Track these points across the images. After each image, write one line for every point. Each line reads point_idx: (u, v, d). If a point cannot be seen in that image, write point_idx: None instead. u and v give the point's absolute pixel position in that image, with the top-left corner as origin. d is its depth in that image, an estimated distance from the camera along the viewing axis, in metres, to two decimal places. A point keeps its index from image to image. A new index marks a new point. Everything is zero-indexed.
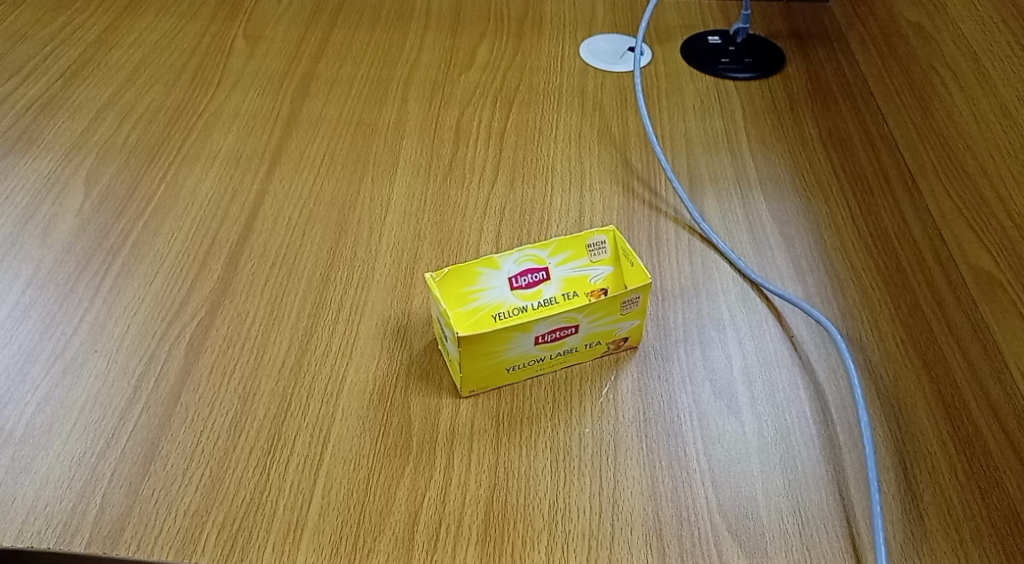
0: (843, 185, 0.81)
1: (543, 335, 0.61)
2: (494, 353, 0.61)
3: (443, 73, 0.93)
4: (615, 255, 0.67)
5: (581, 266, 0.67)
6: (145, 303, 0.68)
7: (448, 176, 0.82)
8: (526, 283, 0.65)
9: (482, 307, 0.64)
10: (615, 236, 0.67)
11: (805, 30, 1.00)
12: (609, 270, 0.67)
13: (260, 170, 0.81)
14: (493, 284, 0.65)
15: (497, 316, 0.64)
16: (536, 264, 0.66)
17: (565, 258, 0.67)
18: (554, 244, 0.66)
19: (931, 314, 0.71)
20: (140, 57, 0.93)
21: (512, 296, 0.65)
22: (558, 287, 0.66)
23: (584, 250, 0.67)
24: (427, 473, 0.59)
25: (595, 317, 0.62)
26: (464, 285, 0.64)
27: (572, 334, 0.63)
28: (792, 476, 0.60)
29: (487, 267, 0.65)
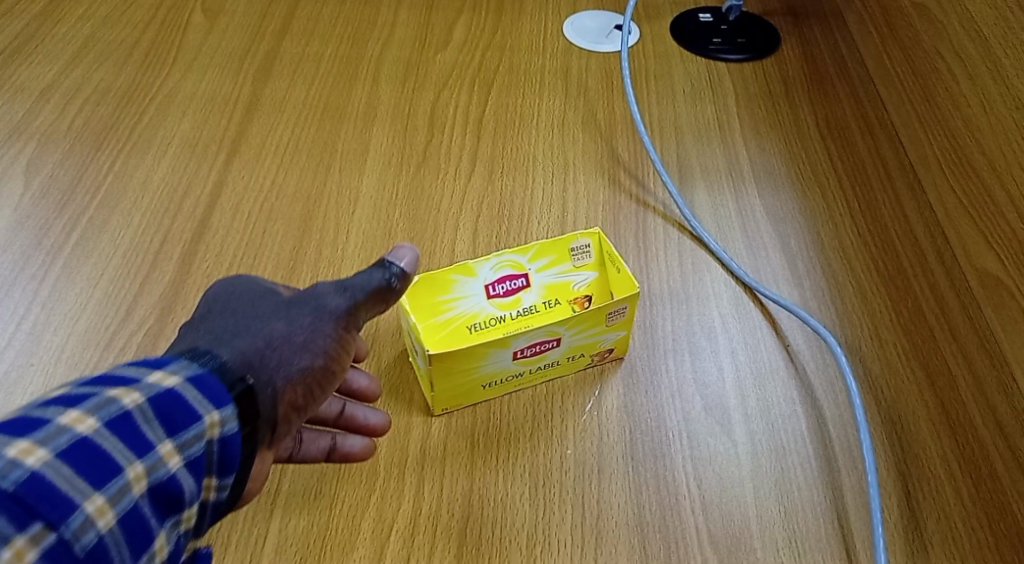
0: (841, 178, 0.77)
1: (521, 350, 0.56)
2: (468, 371, 0.56)
3: (418, 52, 0.87)
4: (600, 260, 0.62)
5: (563, 271, 0.62)
6: (88, 309, 0.63)
7: (422, 167, 0.76)
8: (503, 291, 0.61)
9: (456, 317, 0.59)
10: (600, 239, 0.62)
11: (801, 6, 0.94)
12: (594, 275, 0.63)
13: (217, 159, 0.75)
14: (468, 293, 0.60)
15: (472, 328, 0.59)
16: (515, 270, 0.61)
17: (546, 264, 0.62)
18: (534, 249, 0.62)
19: (933, 319, 0.66)
20: (89, 32, 0.86)
21: (488, 305, 0.60)
22: (538, 294, 0.62)
23: (567, 254, 0.62)
24: (395, 503, 0.54)
25: (578, 329, 0.58)
26: (436, 295, 0.59)
27: (554, 348, 0.58)
28: (788, 502, 0.56)
29: (462, 275, 0.60)
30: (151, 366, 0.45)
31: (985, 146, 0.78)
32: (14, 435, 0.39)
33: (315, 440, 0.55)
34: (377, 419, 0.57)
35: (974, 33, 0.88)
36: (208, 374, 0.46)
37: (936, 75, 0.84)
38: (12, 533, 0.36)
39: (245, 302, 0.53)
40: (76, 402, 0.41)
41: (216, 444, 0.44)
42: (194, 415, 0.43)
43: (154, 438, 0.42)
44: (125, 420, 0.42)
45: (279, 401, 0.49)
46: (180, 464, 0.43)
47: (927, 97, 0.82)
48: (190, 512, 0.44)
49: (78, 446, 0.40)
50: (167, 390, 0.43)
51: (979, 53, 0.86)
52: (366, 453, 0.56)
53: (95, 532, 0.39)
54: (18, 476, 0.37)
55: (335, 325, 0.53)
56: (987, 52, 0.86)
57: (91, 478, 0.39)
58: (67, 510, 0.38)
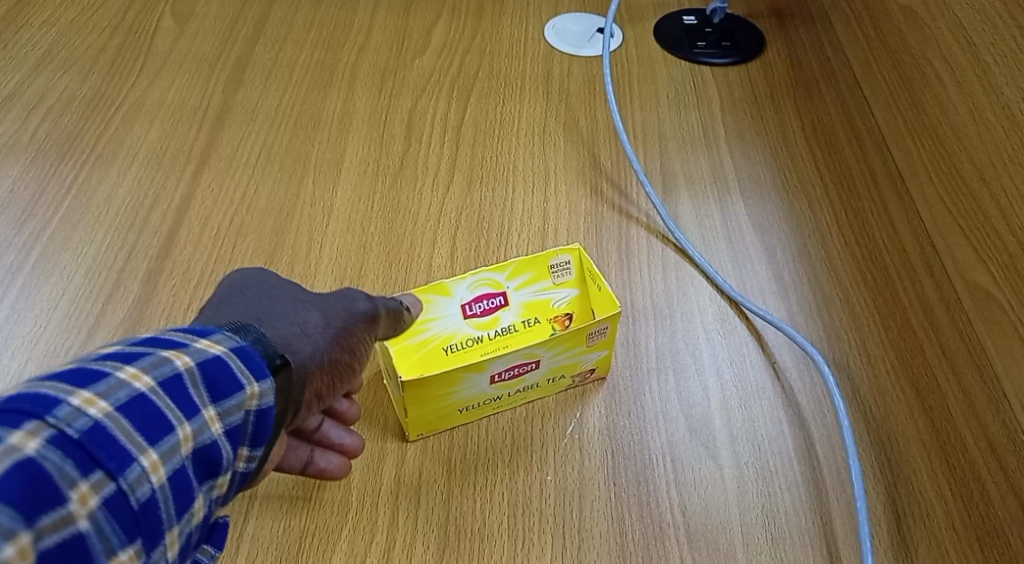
0: (828, 187, 0.75)
1: (499, 373, 0.55)
2: (444, 396, 0.54)
3: (396, 57, 0.84)
4: (580, 276, 0.61)
5: (543, 289, 0.61)
6: (47, 331, 0.61)
7: (399, 177, 0.74)
8: (480, 310, 0.60)
9: (431, 339, 0.58)
10: (581, 255, 0.61)
11: (786, 8, 0.92)
12: (575, 292, 0.61)
13: (186, 171, 0.73)
14: (444, 312, 0.59)
15: (448, 350, 0.58)
16: (493, 289, 0.60)
17: (525, 281, 0.61)
18: (512, 267, 0.61)
19: (923, 334, 0.65)
20: (53, 38, 0.84)
21: (465, 325, 0.59)
22: (517, 313, 0.61)
23: (546, 271, 0.61)
24: (368, 535, 0.53)
25: (558, 351, 0.56)
26: (411, 314, 0.58)
27: (533, 370, 0.56)
28: (776, 530, 0.55)
29: (437, 294, 0.59)
30: (194, 331, 0.41)
31: (974, 156, 0.76)
32: (73, 382, 0.35)
33: (294, 450, 0.52)
34: (352, 438, 0.54)
35: (963, 37, 0.86)
36: (250, 346, 0.42)
37: (924, 81, 0.82)
38: (77, 478, 0.33)
39: (275, 287, 0.49)
40: (129, 359, 0.38)
41: (254, 416, 0.40)
42: (237, 384, 0.39)
43: (200, 402, 0.38)
44: (176, 382, 0.38)
45: (307, 387, 0.45)
46: (220, 431, 0.39)
47: (915, 104, 0.80)
48: (224, 480, 0.40)
49: (137, 401, 0.36)
50: (214, 356, 0.39)
51: (967, 59, 0.84)
52: (342, 472, 0.54)
53: (151, 487, 0.35)
54: (81, 423, 0.34)
55: (363, 325, 0.49)
56: (976, 57, 0.84)
57: (149, 432, 0.36)
58: (127, 461, 0.34)
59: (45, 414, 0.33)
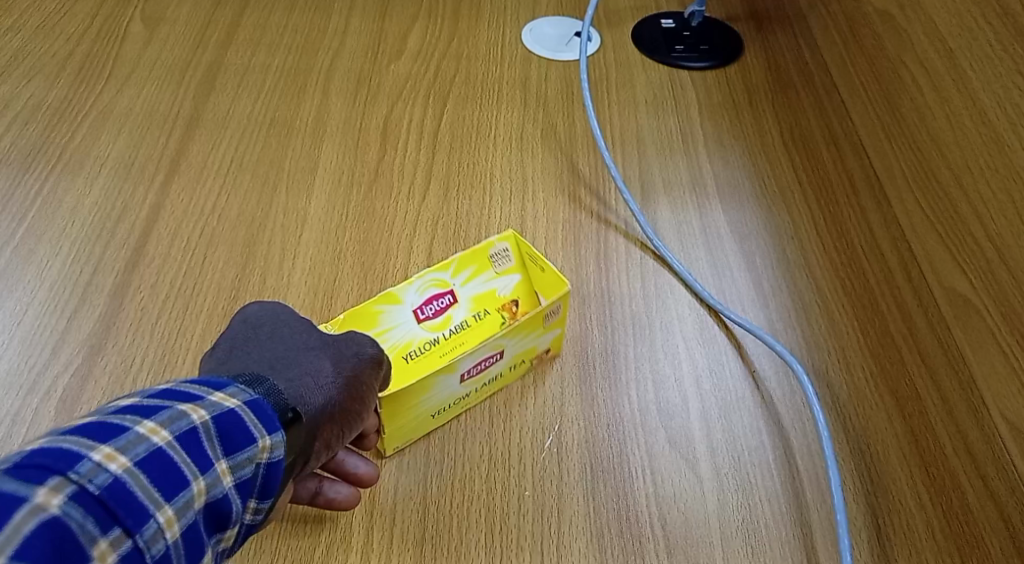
0: (806, 193, 0.74)
1: (468, 370, 0.56)
2: (418, 404, 0.55)
3: (371, 62, 0.83)
4: (520, 261, 0.64)
5: (487, 279, 0.64)
6: (11, 347, 0.60)
7: (374, 185, 0.72)
8: (432, 312, 0.61)
9: (391, 349, 0.60)
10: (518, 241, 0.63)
11: (764, 11, 0.91)
12: (518, 278, 0.64)
13: (155, 180, 0.71)
14: (397, 321, 0.60)
15: (408, 357, 0.60)
16: (441, 288, 0.62)
17: (470, 275, 0.63)
18: (455, 264, 0.62)
19: (902, 341, 0.64)
20: (19, 44, 0.82)
21: (420, 329, 0.61)
22: (467, 308, 0.62)
23: (488, 262, 0.64)
24: (341, 554, 0.52)
25: (518, 338, 0.57)
26: (365, 330, 0.59)
27: (497, 361, 0.58)
28: (756, 543, 0.54)
29: (388, 304, 0.60)
30: (209, 383, 0.42)
31: (952, 161, 0.75)
32: (95, 437, 0.36)
33: (303, 481, 0.52)
34: (365, 468, 0.53)
35: (940, 41, 0.86)
36: (262, 399, 0.43)
37: (901, 85, 0.82)
38: (98, 535, 0.34)
39: (287, 333, 0.50)
40: (147, 413, 0.38)
41: (263, 468, 0.41)
42: (249, 438, 0.40)
43: (214, 456, 0.39)
44: (192, 436, 0.39)
45: (319, 438, 0.47)
46: (231, 484, 0.40)
47: (892, 108, 0.80)
48: (229, 532, 0.41)
49: (155, 456, 0.37)
50: (229, 410, 0.40)
51: (944, 62, 0.84)
52: (351, 502, 0.53)
53: (164, 542, 0.36)
54: (102, 479, 0.35)
55: (372, 370, 0.50)
56: (952, 62, 0.84)
57: (165, 487, 0.37)
58: (144, 518, 0.36)
59: (67, 470, 0.34)
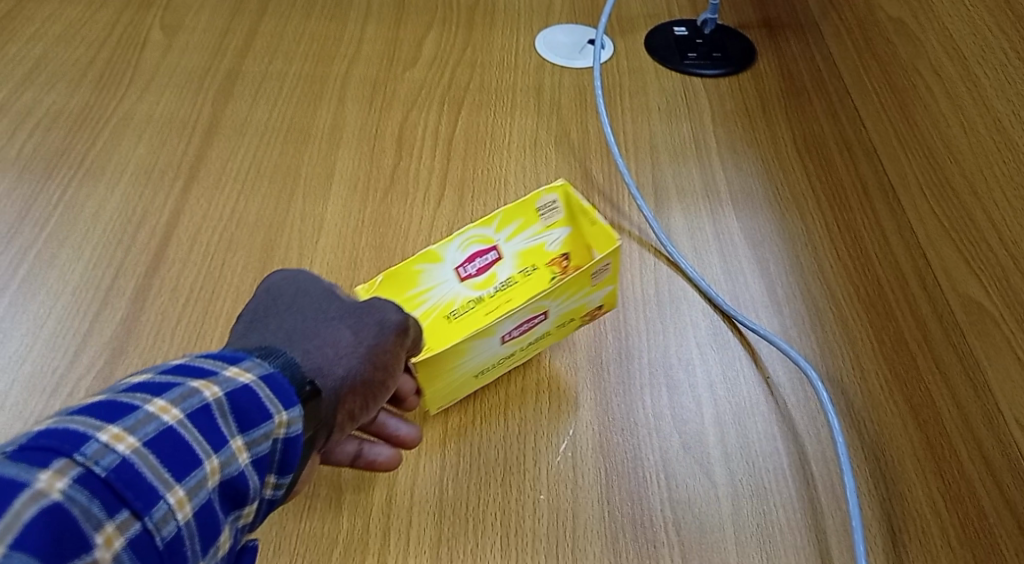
0: (819, 200, 0.75)
1: (509, 332, 0.56)
2: (458, 366, 0.56)
3: (386, 70, 0.84)
4: (569, 214, 0.63)
5: (534, 234, 0.63)
6: (35, 349, 0.61)
7: (390, 191, 0.73)
8: (476, 270, 0.62)
9: (433, 308, 0.61)
10: (567, 191, 0.62)
11: (776, 19, 0.92)
12: (566, 231, 0.63)
13: (175, 186, 0.72)
14: (440, 280, 0.61)
15: (451, 315, 0.61)
16: (484, 245, 0.62)
17: (515, 231, 0.63)
18: (499, 220, 0.62)
19: (917, 348, 0.64)
20: (41, 52, 0.83)
21: (463, 288, 0.62)
22: (512, 265, 0.63)
23: (534, 216, 0.63)
24: (359, 555, 0.53)
25: (563, 299, 0.57)
26: (407, 289, 0.60)
27: (542, 322, 0.57)
28: (770, 548, 0.55)
29: (429, 263, 0.60)
30: (224, 358, 0.43)
31: (966, 169, 0.75)
32: (104, 417, 0.37)
33: (344, 443, 0.54)
34: (408, 429, 0.56)
35: (953, 49, 0.86)
36: (278, 372, 0.44)
37: (914, 93, 0.82)
38: (104, 519, 0.35)
39: (307, 302, 0.51)
40: (159, 391, 0.40)
41: (282, 444, 0.42)
42: (265, 414, 0.41)
43: (229, 433, 0.40)
44: (204, 413, 0.40)
45: (340, 409, 0.48)
46: (247, 461, 0.41)
47: (906, 115, 0.80)
48: (249, 509, 0.42)
49: (164, 435, 0.38)
50: (244, 386, 0.41)
51: (958, 70, 0.84)
52: (393, 463, 0.55)
53: (176, 524, 0.37)
54: (109, 460, 0.36)
55: (395, 339, 0.51)
56: (966, 70, 0.84)
57: (175, 468, 0.38)
58: (152, 499, 0.36)
59: (73, 453, 0.35)
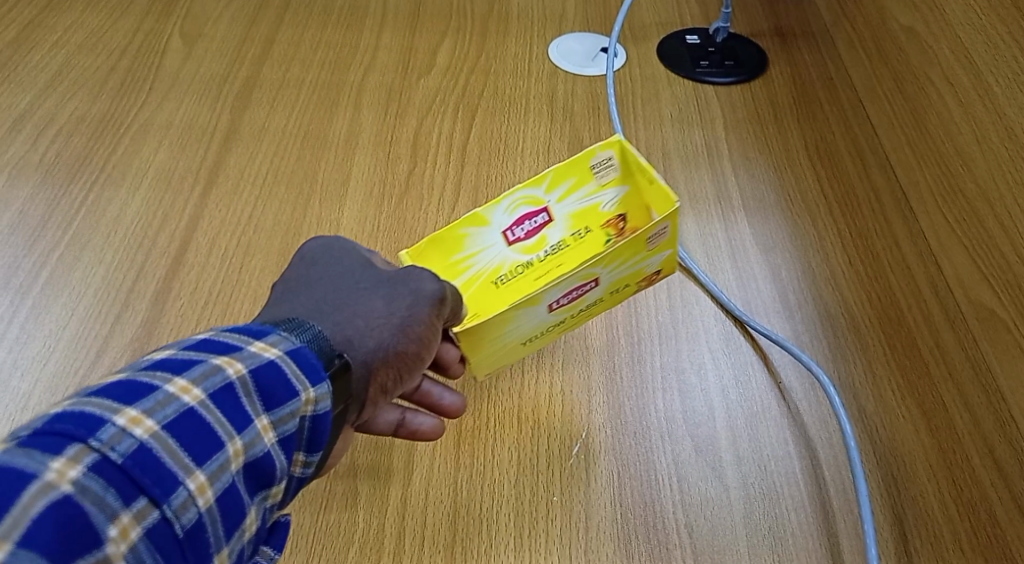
0: (831, 206, 0.75)
1: (557, 301, 0.55)
2: (505, 333, 0.55)
3: (401, 77, 0.85)
4: (625, 170, 0.62)
5: (588, 194, 0.63)
6: (57, 350, 0.62)
7: (405, 197, 0.74)
8: (525, 233, 0.62)
9: (481, 273, 0.61)
10: (623, 146, 0.61)
11: (789, 27, 0.93)
12: (622, 191, 0.63)
13: (193, 192, 0.73)
14: (487, 244, 0.61)
15: (499, 280, 0.61)
16: (535, 207, 0.62)
17: (567, 191, 0.62)
18: (549, 180, 0.61)
19: (929, 354, 0.65)
20: (63, 59, 0.84)
21: (511, 252, 0.61)
22: (564, 227, 0.63)
23: (588, 174, 0.62)
24: (374, 555, 0.54)
25: (614, 266, 0.55)
26: (453, 254, 0.60)
27: (593, 289, 0.56)
28: (782, 552, 0.55)
29: (476, 227, 0.60)
30: (250, 333, 0.42)
31: (978, 176, 0.76)
32: (123, 399, 0.36)
33: (389, 411, 0.54)
34: (451, 398, 0.57)
35: (965, 57, 0.86)
36: (306, 347, 0.43)
37: (926, 100, 0.83)
38: (119, 509, 0.34)
39: (342, 270, 0.50)
40: (180, 369, 0.39)
41: (310, 421, 0.41)
42: (291, 391, 0.40)
43: (253, 412, 0.39)
44: (227, 392, 0.39)
45: (371, 382, 0.46)
46: (274, 440, 0.40)
47: (918, 123, 0.81)
48: (277, 489, 0.41)
49: (185, 417, 0.37)
50: (269, 362, 0.40)
51: (970, 79, 0.84)
52: (435, 432, 0.56)
53: (196, 510, 0.36)
54: (126, 446, 0.35)
55: (431, 310, 0.50)
56: (978, 79, 0.84)
57: (195, 452, 0.37)
58: (171, 486, 0.35)
59: (88, 438, 0.34)
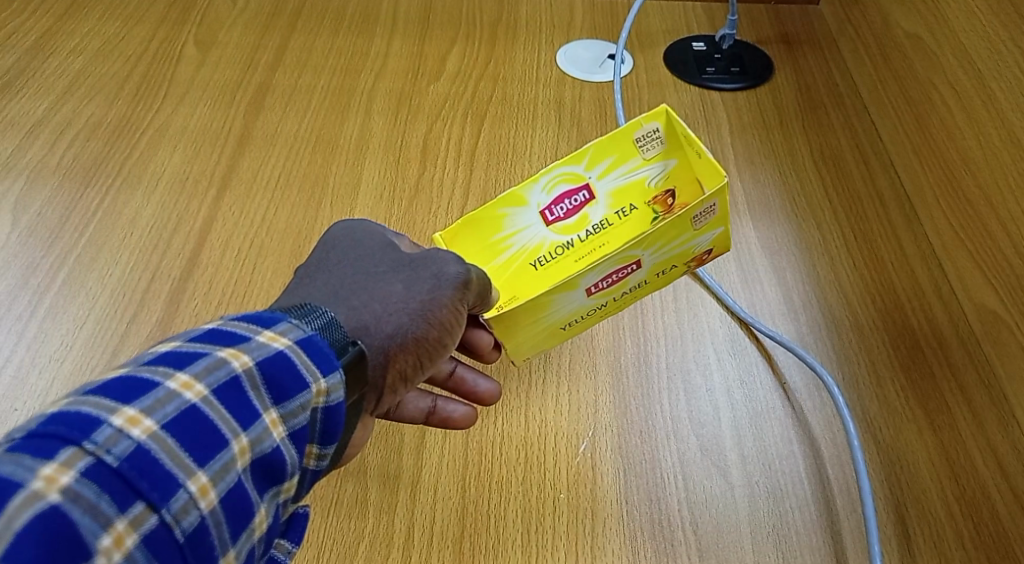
0: (836, 210, 0.76)
1: (595, 285, 0.56)
2: (543, 317, 0.57)
3: (411, 83, 0.86)
4: (671, 144, 0.63)
5: (631, 170, 0.63)
6: (74, 349, 0.63)
7: (414, 200, 0.75)
8: (565, 213, 0.63)
9: (520, 253, 0.62)
10: (669, 116, 0.62)
11: (794, 35, 0.94)
12: (668, 165, 0.63)
13: (207, 195, 0.75)
14: (526, 224, 0.62)
15: (537, 262, 0.62)
16: (576, 185, 0.63)
17: (608, 168, 0.63)
18: (590, 157, 0.62)
19: (933, 355, 0.65)
20: (80, 65, 0.86)
21: (551, 233, 0.63)
22: (606, 205, 0.63)
23: (632, 149, 0.63)
24: (384, 550, 0.55)
25: (656, 248, 0.56)
26: (492, 234, 0.62)
27: (635, 271, 0.57)
28: (787, 549, 0.56)
29: (514, 207, 0.62)
30: (259, 322, 0.41)
31: None
32: (121, 397, 0.36)
33: (421, 399, 0.58)
34: (486, 386, 0.60)
35: None
36: (317, 335, 0.42)
37: None
38: (112, 516, 0.33)
39: (361, 255, 0.51)
40: (183, 365, 0.38)
41: (322, 413, 0.41)
42: (300, 384, 0.40)
43: (261, 406, 0.39)
44: (232, 387, 0.38)
45: (388, 366, 0.47)
46: (283, 434, 0.40)
47: None
48: (289, 484, 0.41)
49: (185, 415, 0.36)
50: (276, 353, 0.40)
51: None
52: (467, 420, 0.59)
53: (198, 513, 0.35)
54: (123, 447, 0.34)
55: (453, 293, 0.50)
56: None
57: (196, 452, 0.36)
58: (169, 489, 0.34)
59: (83, 440, 0.33)
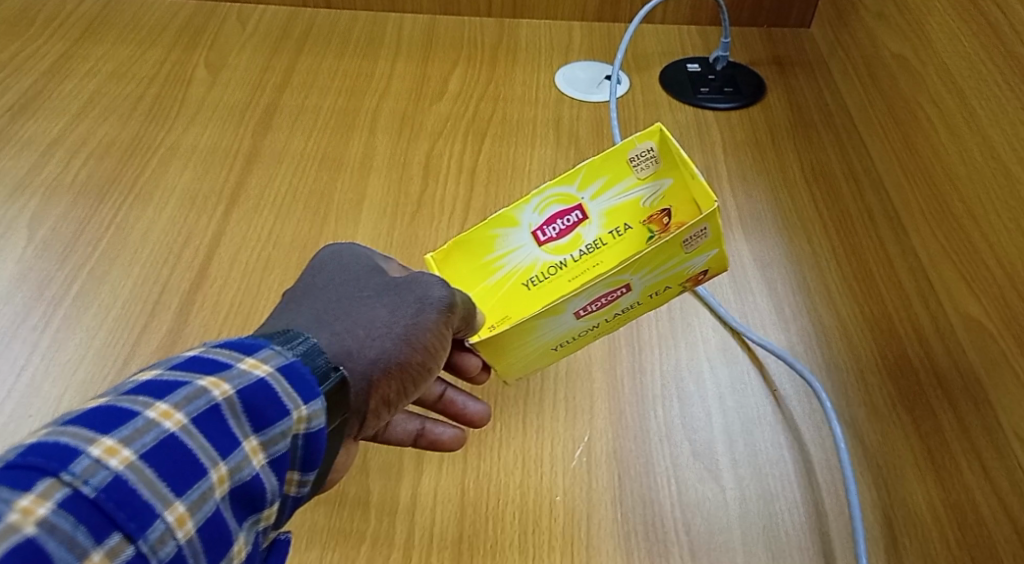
0: (826, 225, 0.78)
1: (582, 309, 0.58)
2: (532, 339, 0.59)
3: (414, 104, 0.89)
4: (666, 161, 0.64)
5: (624, 189, 0.65)
6: (87, 358, 0.66)
7: (416, 215, 0.78)
8: (557, 233, 0.65)
9: (512, 274, 0.64)
10: (663, 135, 0.63)
11: (786, 57, 0.97)
12: (663, 184, 0.64)
13: (216, 211, 0.77)
14: (517, 245, 0.64)
15: (528, 283, 0.64)
16: (568, 206, 0.65)
17: (601, 188, 0.65)
18: (582, 179, 0.65)
19: (920, 364, 0.67)
20: (95, 88, 0.89)
21: (542, 253, 0.65)
22: (599, 225, 0.65)
23: (626, 169, 0.65)
24: (385, 550, 0.57)
25: (645, 273, 0.57)
26: (483, 255, 0.64)
27: (626, 295, 0.59)
28: (777, 550, 0.57)
29: (505, 229, 0.64)
30: (240, 349, 0.43)
31: None
32: (99, 429, 0.36)
33: (408, 421, 0.60)
34: (475, 408, 0.61)
35: None
36: (298, 363, 0.44)
37: None
38: (90, 548, 0.33)
39: (347, 280, 0.54)
40: (163, 394, 0.39)
41: (302, 440, 0.43)
42: (282, 411, 0.42)
43: (242, 434, 0.40)
44: (213, 413, 0.40)
45: (370, 393, 0.49)
46: (263, 461, 0.41)
47: None
48: (269, 511, 0.42)
49: (164, 445, 0.37)
50: (257, 382, 0.42)
51: None
52: (455, 442, 0.60)
53: (175, 543, 0.36)
54: (100, 478, 0.35)
55: (437, 317, 0.52)
56: None
57: (175, 483, 0.37)
58: (148, 519, 0.35)
59: (61, 472, 0.34)
